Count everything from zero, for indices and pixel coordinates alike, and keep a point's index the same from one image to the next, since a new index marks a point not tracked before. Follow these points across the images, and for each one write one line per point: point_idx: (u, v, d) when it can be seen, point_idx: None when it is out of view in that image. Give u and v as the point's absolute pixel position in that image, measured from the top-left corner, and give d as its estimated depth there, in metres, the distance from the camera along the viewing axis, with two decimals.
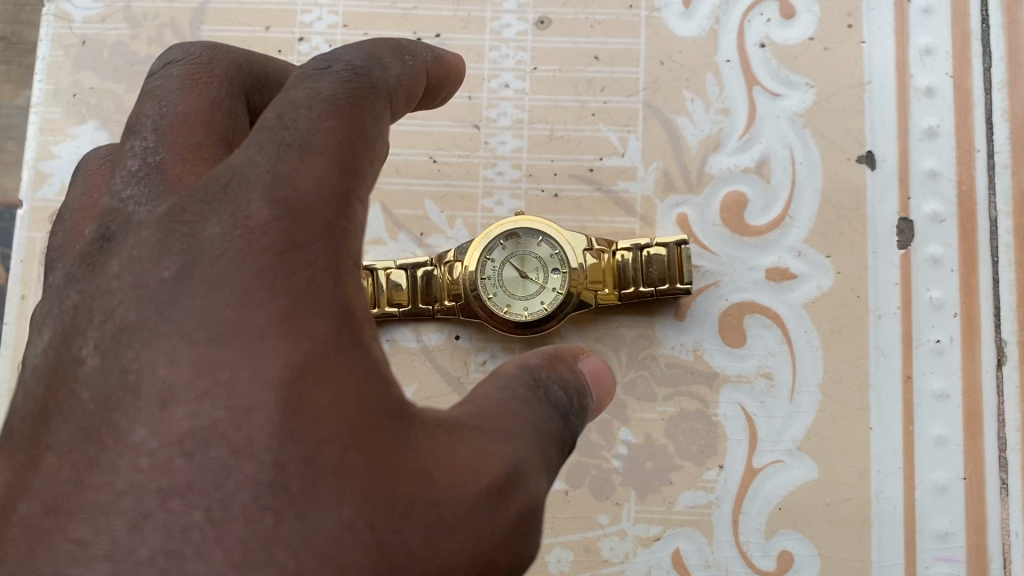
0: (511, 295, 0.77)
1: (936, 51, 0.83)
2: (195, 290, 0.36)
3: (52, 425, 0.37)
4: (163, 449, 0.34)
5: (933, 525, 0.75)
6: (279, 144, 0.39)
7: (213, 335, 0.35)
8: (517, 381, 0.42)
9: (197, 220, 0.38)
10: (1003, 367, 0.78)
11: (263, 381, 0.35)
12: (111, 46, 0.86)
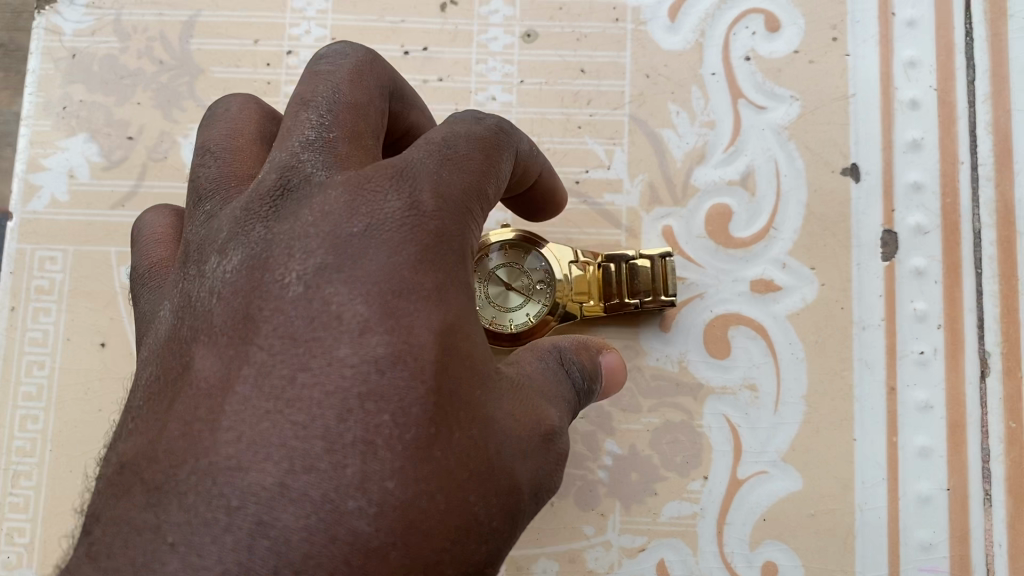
0: (497, 308, 0.77)
1: (920, 64, 0.83)
2: (382, 243, 0.43)
3: (250, 346, 0.42)
4: (363, 365, 0.41)
5: (917, 536, 0.76)
6: (440, 156, 0.48)
7: (397, 286, 0.42)
8: (548, 362, 0.51)
9: (383, 190, 0.45)
10: (987, 378, 0.78)
11: (427, 327, 0.42)
12: (100, 59, 0.86)
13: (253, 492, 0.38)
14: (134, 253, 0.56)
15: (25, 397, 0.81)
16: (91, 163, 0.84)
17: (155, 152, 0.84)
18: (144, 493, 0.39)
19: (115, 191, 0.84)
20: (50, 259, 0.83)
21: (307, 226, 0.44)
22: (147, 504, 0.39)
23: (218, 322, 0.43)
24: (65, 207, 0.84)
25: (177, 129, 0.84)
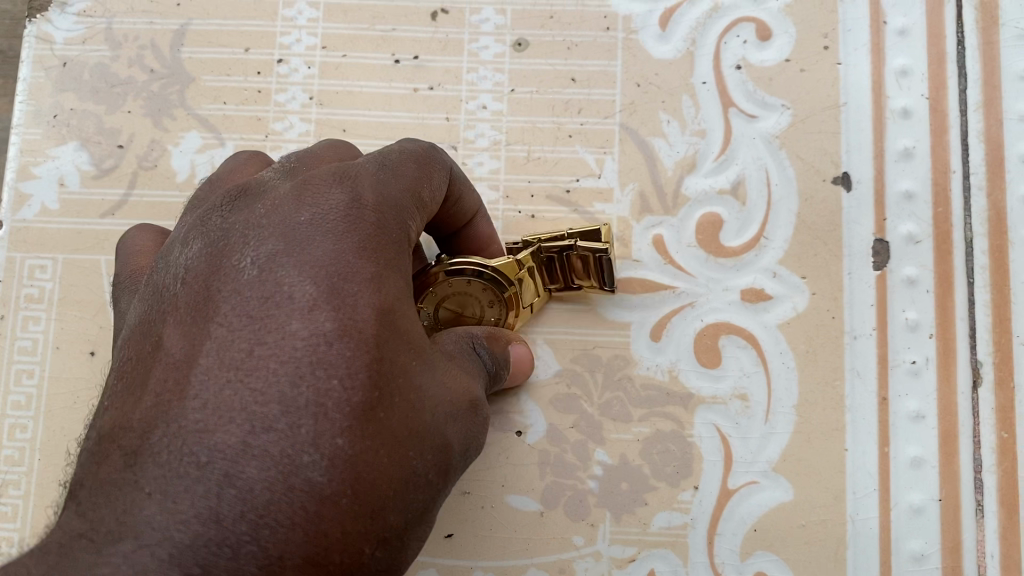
0: None
1: (912, 72, 0.83)
2: (328, 234, 0.55)
3: (212, 323, 0.53)
4: (312, 337, 0.51)
5: (909, 546, 0.75)
6: (378, 164, 0.60)
7: (342, 269, 0.54)
8: (459, 345, 0.64)
9: (328, 189, 0.57)
10: (979, 388, 0.78)
11: (369, 305, 0.53)
12: (91, 67, 0.86)
13: (220, 450, 0.49)
14: (118, 264, 0.67)
15: (14, 406, 0.80)
16: (82, 171, 0.84)
17: (146, 160, 0.84)
18: (121, 458, 0.50)
19: (106, 199, 0.84)
20: (40, 267, 0.83)
21: (266, 223, 0.56)
22: (126, 466, 0.49)
23: (185, 304, 0.54)
24: (55, 215, 0.84)
25: (168, 138, 0.84)
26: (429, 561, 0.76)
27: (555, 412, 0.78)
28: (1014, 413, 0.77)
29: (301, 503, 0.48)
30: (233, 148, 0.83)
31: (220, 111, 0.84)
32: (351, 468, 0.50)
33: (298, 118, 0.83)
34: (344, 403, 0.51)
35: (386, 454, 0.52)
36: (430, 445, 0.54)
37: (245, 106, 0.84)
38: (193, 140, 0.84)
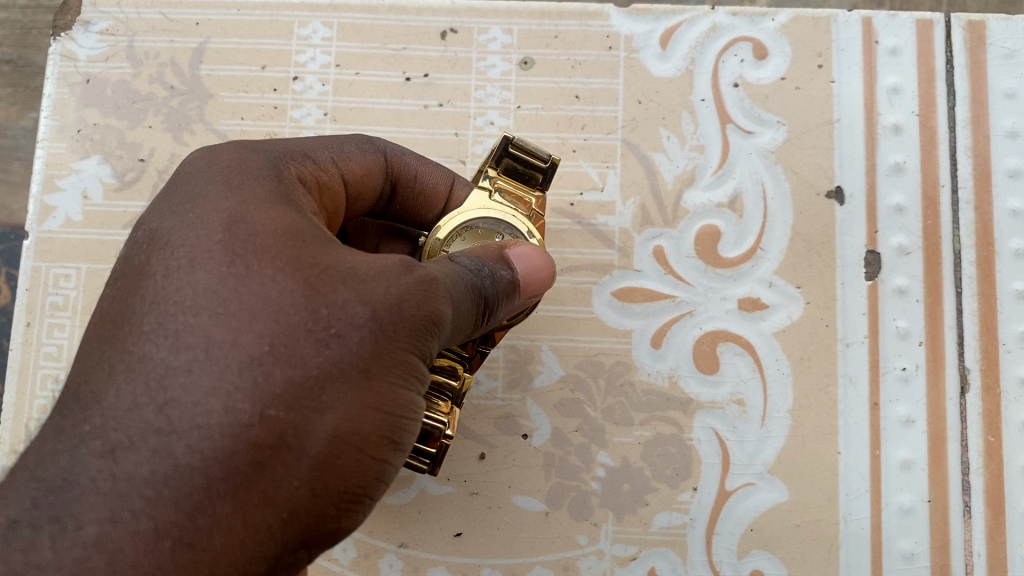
0: None
1: (903, 90, 0.87)
2: (187, 169, 0.58)
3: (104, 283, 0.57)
4: (158, 249, 0.53)
5: (899, 546, 0.78)
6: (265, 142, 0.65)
7: (190, 191, 0.56)
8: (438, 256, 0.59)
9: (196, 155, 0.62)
10: (966, 394, 0.81)
11: (212, 207, 0.54)
12: (113, 84, 0.90)
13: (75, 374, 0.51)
14: None
15: (39, 410, 0.84)
16: (104, 184, 0.88)
17: (166, 174, 0.87)
18: None
19: (128, 211, 0.87)
20: (64, 276, 0.86)
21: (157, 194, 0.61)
22: None
23: None
24: (78, 226, 0.87)
25: (187, 152, 0.88)
26: (439, 559, 0.80)
27: (560, 416, 0.81)
28: (1000, 417, 0.81)
29: (148, 382, 0.48)
30: None
31: (238, 126, 0.87)
32: (200, 336, 0.49)
33: (313, 133, 0.87)
34: (192, 286, 0.50)
35: (247, 318, 0.49)
36: (321, 307, 0.50)
37: (261, 122, 0.87)
38: None
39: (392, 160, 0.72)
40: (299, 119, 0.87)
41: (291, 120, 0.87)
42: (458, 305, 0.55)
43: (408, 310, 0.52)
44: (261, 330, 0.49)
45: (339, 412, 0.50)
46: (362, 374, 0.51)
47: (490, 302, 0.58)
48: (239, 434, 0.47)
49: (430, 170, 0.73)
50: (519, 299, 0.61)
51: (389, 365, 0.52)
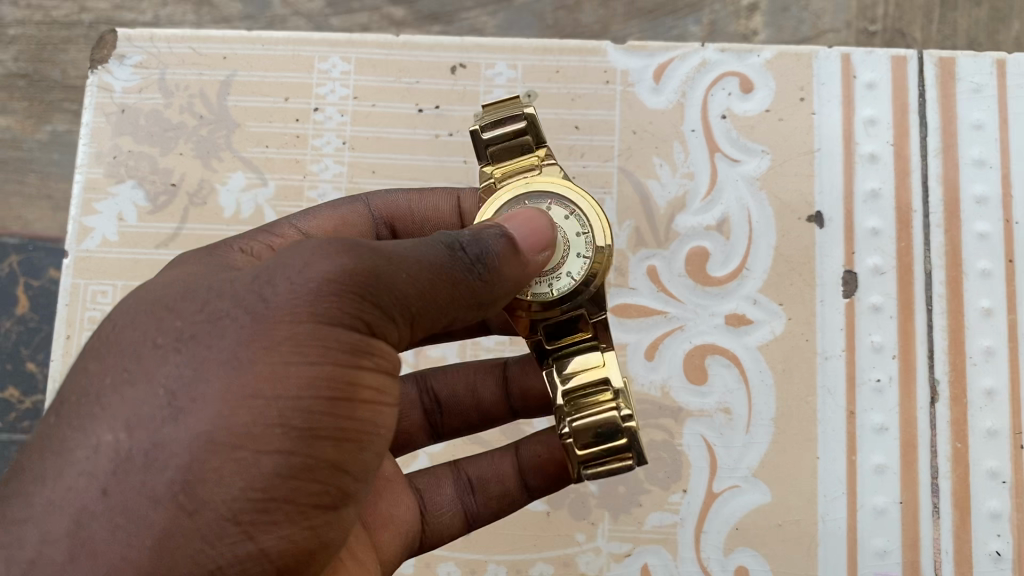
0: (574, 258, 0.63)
1: (879, 122, 0.93)
2: None
3: None
4: None
5: (873, 544, 0.85)
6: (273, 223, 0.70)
7: None
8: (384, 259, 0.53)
9: None
10: (936, 404, 0.88)
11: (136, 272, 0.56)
12: (146, 114, 0.97)
13: None
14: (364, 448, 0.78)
15: None
16: (138, 207, 0.95)
17: (196, 198, 0.94)
18: None
19: (160, 232, 0.94)
20: (101, 293, 0.93)
21: None
22: None
23: None
24: (114, 246, 0.94)
25: (215, 178, 0.95)
26: (449, 555, 0.87)
27: None
28: (967, 426, 0.87)
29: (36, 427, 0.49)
30: (275, 188, 0.94)
31: (263, 154, 0.95)
32: (74, 385, 0.49)
33: (332, 160, 0.94)
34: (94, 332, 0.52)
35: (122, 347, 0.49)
36: (192, 318, 0.48)
37: (285, 150, 0.95)
38: (239, 179, 0.94)
39: (381, 206, 0.71)
40: (320, 147, 0.94)
41: (313, 148, 0.95)
42: (393, 261, 0.48)
43: (290, 285, 0.47)
44: (121, 360, 0.48)
45: (214, 412, 0.45)
46: (243, 366, 0.46)
47: (469, 253, 0.50)
48: (98, 473, 0.45)
49: (426, 203, 0.72)
50: (502, 254, 0.51)
51: (280, 348, 0.46)
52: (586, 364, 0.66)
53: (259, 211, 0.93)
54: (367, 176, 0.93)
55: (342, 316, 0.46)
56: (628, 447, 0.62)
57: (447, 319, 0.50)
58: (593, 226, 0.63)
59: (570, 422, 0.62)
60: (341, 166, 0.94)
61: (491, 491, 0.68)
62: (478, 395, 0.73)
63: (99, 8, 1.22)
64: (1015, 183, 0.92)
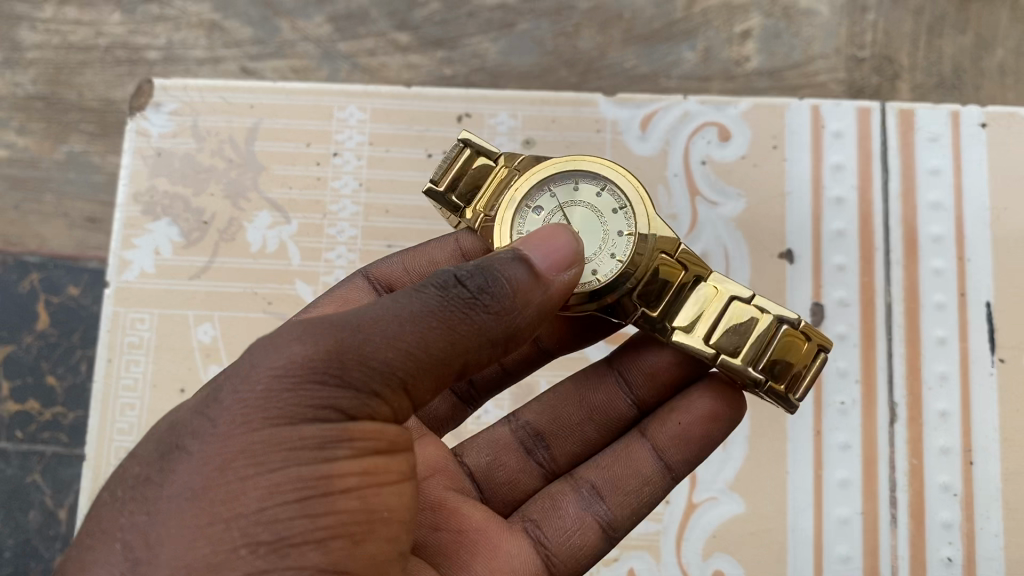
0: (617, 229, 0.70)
1: (845, 168, 1.03)
2: None
3: None
4: None
5: (837, 550, 0.94)
6: None
7: None
8: None
9: None
10: (895, 424, 0.97)
11: None
12: (180, 157, 1.07)
13: None
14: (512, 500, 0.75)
15: (120, 431, 1.00)
16: (173, 242, 1.04)
17: (225, 234, 1.04)
18: None
19: (193, 265, 1.03)
20: (140, 320, 1.02)
21: None
22: None
23: None
24: (152, 277, 1.03)
25: (243, 216, 1.04)
26: None
27: None
28: (922, 444, 0.97)
29: None
30: (297, 225, 1.04)
31: (287, 194, 1.05)
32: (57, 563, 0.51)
33: (350, 201, 1.04)
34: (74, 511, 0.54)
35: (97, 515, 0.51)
36: (156, 459, 0.51)
37: (307, 191, 1.05)
38: (265, 218, 1.04)
39: (379, 275, 0.77)
40: (339, 188, 1.04)
41: (332, 189, 1.04)
42: (353, 337, 0.50)
43: (246, 390, 0.50)
44: (92, 525, 0.50)
45: (179, 548, 0.47)
46: (204, 491, 0.48)
47: (468, 287, 0.52)
48: None
49: (419, 258, 0.77)
50: (498, 284, 0.53)
51: (239, 461, 0.49)
52: (706, 305, 0.70)
53: (284, 247, 1.03)
54: (381, 216, 1.03)
55: (308, 404, 0.49)
56: (807, 342, 0.69)
57: (441, 369, 0.51)
58: (603, 169, 0.71)
59: (755, 363, 0.67)
60: (357, 207, 1.04)
61: (630, 487, 0.68)
62: (588, 409, 0.73)
63: (114, 33, 1.33)
64: (968, 223, 1.02)
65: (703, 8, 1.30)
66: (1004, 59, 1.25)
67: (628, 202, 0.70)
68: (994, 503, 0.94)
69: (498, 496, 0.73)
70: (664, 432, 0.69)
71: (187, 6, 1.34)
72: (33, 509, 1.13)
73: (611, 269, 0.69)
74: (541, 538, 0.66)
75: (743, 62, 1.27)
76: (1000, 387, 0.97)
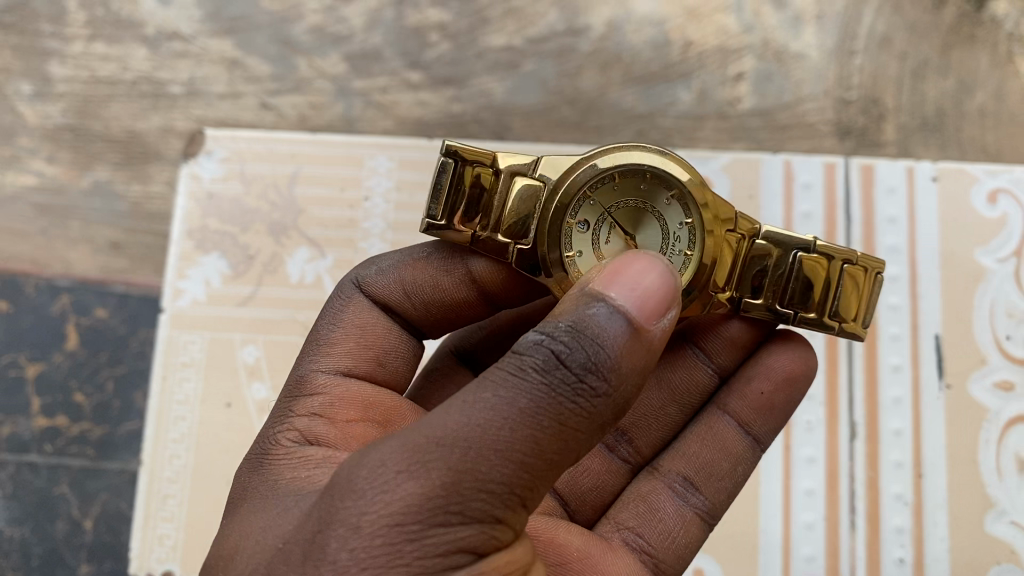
0: (671, 224, 0.78)
1: (812, 217, 1.19)
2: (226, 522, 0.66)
3: None
4: None
5: (803, 551, 1.07)
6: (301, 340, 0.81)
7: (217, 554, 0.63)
8: None
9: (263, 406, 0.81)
10: (855, 441, 1.11)
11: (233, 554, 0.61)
12: (229, 199, 1.21)
13: None
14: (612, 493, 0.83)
15: (174, 439, 1.13)
16: (222, 274, 1.18)
17: (268, 267, 1.19)
18: None
19: (238, 294, 1.18)
20: (191, 342, 1.16)
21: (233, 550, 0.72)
22: None
23: None
24: (202, 304, 1.17)
25: (283, 251, 1.19)
26: None
27: None
28: (879, 458, 1.10)
29: None
30: (331, 259, 1.19)
31: (323, 233, 1.20)
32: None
33: (378, 238, 1.19)
34: None
35: None
36: None
37: (340, 229, 1.20)
38: (303, 253, 1.19)
39: (379, 295, 0.81)
40: (369, 228, 1.20)
41: (363, 228, 1.20)
42: (472, 464, 0.52)
43: (363, 542, 0.51)
44: None
45: None
46: None
47: (572, 369, 0.55)
48: None
49: (428, 284, 0.81)
50: (598, 361, 0.55)
51: None
52: (768, 264, 0.80)
53: (319, 278, 1.18)
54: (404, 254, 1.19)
55: (433, 547, 0.52)
56: (868, 274, 0.81)
57: (556, 468, 0.55)
58: (643, 157, 0.77)
59: (826, 315, 0.80)
60: (385, 244, 1.19)
61: (722, 470, 0.80)
62: (668, 394, 0.84)
63: (140, 68, 1.48)
64: (921, 264, 1.17)
65: (698, 52, 1.45)
66: (983, 103, 1.42)
67: (681, 187, 0.77)
68: (940, 511, 1.08)
69: (585, 503, 0.83)
70: (747, 412, 0.81)
71: (209, 44, 1.49)
72: (60, 518, 1.25)
73: (682, 265, 0.78)
74: (647, 547, 0.75)
75: (736, 102, 1.42)
76: (947, 408, 1.11)
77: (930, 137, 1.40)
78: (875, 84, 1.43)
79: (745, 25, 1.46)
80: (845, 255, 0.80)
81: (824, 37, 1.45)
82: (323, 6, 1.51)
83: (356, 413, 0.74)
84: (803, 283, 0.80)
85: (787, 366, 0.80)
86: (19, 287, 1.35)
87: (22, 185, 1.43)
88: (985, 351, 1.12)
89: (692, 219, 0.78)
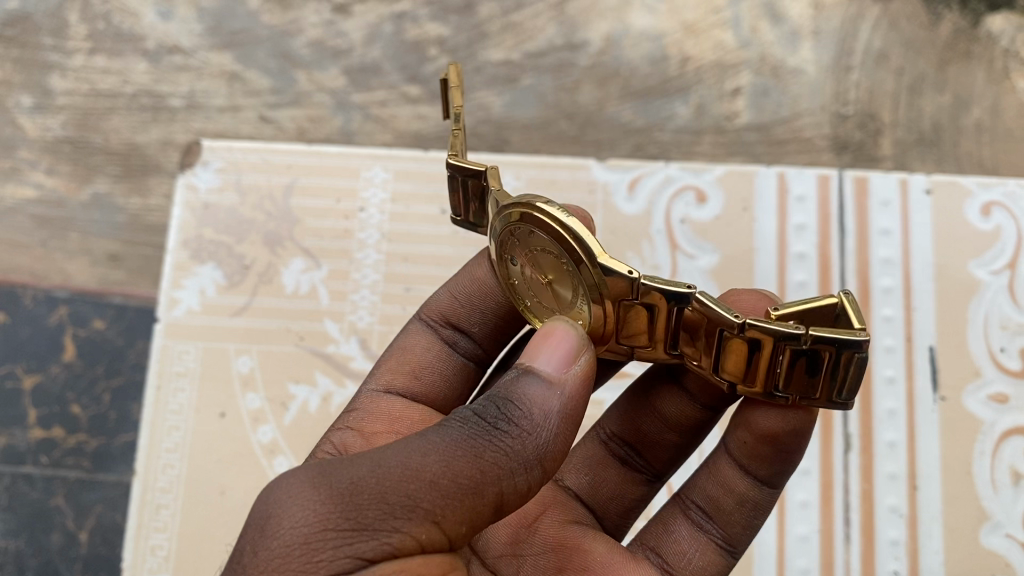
0: (573, 279, 0.70)
1: (806, 229, 1.20)
2: None
3: None
4: None
5: (798, 564, 1.07)
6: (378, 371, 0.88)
7: None
8: None
9: None
10: (849, 454, 1.11)
11: None
12: (224, 209, 1.23)
13: None
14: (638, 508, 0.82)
15: (167, 449, 1.11)
16: (217, 284, 1.19)
17: (264, 277, 1.19)
18: None
19: (232, 304, 1.18)
20: (185, 351, 1.15)
21: None
22: None
23: None
24: (198, 313, 1.17)
25: (279, 262, 1.20)
26: None
27: None
28: (873, 470, 1.10)
29: None
30: (327, 270, 1.20)
31: (318, 244, 1.21)
32: None
33: (373, 249, 1.20)
34: None
35: None
36: None
37: (336, 240, 1.21)
38: (298, 264, 1.20)
39: (427, 311, 0.87)
40: (364, 239, 1.21)
41: (358, 240, 1.21)
42: (372, 478, 0.53)
43: (265, 549, 0.52)
44: None
45: None
46: None
47: (487, 418, 0.57)
48: None
49: (466, 279, 0.85)
50: (510, 408, 0.57)
51: None
52: (709, 332, 0.69)
53: (315, 288, 1.19)
54: (401, 265, 1.19)
55: (325, 552, 0.52)
56: (829, 351, 0.66)
57: (472, 497, 0.54)
58: (527, 208, 0.69)
59: (775, 388, 0.69)
60: (380, 255, 1.20)
61: (727, 507, 0.75)
62: (663, 420, 0.79)
63: (140, 82, 1.49)
64: (915, 277, 1.17)
65: (695, 67, 1.46)
66: (980, 118, 1.42)
67: (566, 248, 0.68)
68: (935, 524, 1.07)
69: (609, 511, 0.82)
70: (742, 454, 0.73)
71: (209, 58, 1.50)
72: (55, 531, 1.22)
73: (588, 319, 0.71)
74: (665, 565, 0.76)
75: (733, 117, 1.43)
76: (941, 421, 1.11)
77: (926, 152, 1.40)
78: (872, 100, 1.44)
79: (742, 41, 1.47)
80: (792, 334, 0.66)
81: (822, 53, 1.46)
82: (323, 21, 1.52)
83: (381, 427, 0.78)
84: (748, 356, 0.68)
85: (768, 425, 0.70)
86: (17, 299, 1.33)
87: (22, 198, 1.43)
88: (979, 364, 1.12)
89: (585, 282, 0.69)
